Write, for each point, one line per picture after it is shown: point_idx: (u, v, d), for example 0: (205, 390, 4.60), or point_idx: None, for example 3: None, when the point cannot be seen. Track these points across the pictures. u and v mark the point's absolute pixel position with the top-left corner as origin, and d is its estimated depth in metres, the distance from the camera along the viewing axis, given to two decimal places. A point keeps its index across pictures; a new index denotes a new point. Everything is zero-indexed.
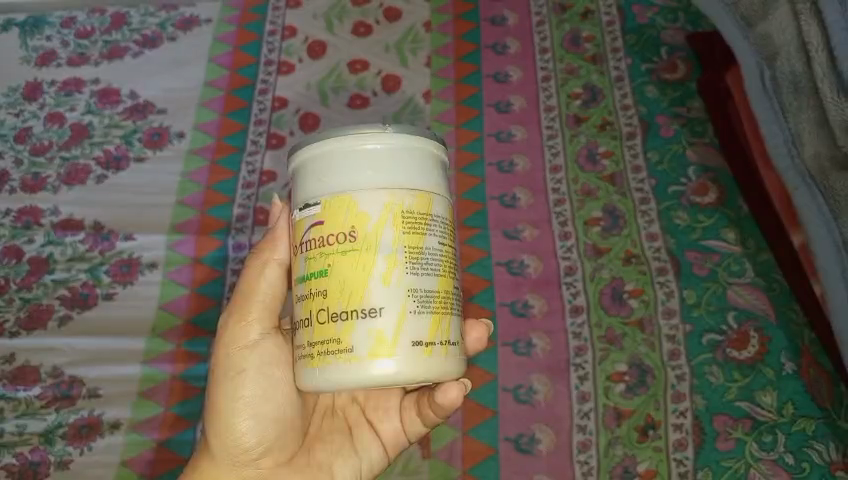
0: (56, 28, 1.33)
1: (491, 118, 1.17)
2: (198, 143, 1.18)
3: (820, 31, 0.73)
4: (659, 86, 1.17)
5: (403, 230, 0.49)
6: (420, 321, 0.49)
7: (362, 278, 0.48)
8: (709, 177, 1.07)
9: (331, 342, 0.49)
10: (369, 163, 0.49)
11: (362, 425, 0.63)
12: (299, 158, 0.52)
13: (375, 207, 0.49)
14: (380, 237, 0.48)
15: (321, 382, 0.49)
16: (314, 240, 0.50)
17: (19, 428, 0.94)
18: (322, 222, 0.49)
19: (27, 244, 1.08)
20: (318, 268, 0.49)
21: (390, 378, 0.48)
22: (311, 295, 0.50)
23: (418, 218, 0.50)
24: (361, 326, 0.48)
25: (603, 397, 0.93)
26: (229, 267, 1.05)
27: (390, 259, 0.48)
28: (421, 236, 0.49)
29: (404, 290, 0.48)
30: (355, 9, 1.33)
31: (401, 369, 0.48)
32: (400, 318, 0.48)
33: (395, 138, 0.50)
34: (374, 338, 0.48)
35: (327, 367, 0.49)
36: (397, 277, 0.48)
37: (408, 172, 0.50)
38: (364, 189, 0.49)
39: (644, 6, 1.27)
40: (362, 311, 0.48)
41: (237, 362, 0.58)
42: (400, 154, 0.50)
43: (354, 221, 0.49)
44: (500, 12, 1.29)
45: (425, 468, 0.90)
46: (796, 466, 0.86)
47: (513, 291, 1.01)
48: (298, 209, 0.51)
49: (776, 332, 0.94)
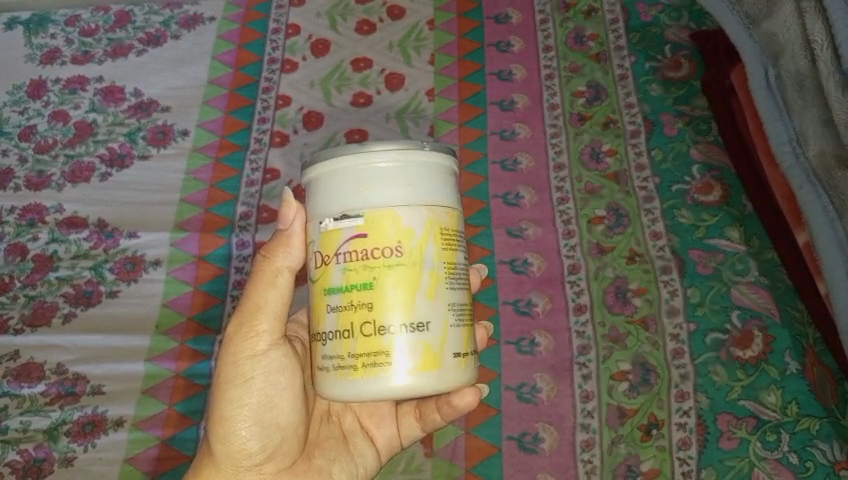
0: (60, 26, 1.33)
1: (495, 116, 1.17)
2: (201, 142, 1.18)
3: (825, 29, 0.72)
4: (663, 85, 1.17)
5: (443, 247, 0.50)
6: (459, 333, 0.51)
7: (408, 293, 0.49)
8: (713, 175, 1.07)
9: (376, 355, 0.49)
10: (409, 178, 0.50)
11: (357, 432, 0.65)
12: (332, 165, 0.50)
13: (419, 223, 0.49)
14: (425, 252, 0.50)
15: (365, 394, 0.49)
16: (354, 252, 0.49)
17: (23, 425, 0.94)
18: (364, 235, 0.49)
19: (31, 242, 1.08)
20: (358, 280, 0.49)
21: (436, 388, 0.50)
22: (351, 306, 0.49)
23: (452, 233, 0.51)
24: (409, 339, 0.49)
25: (606, 396, 0.93)
26: (233, 265, 1.05)
27: (433, 273, 0.50)
28: (455, 252, 0.51)
29: (446, 304, 0.50)
30: (359, 7, 1.33)
31: (444, 380, 0.50)
32: (445, 331, 0.50)
33: (430, 154, 0.51)
34: (423, 350, 0.49)
35: (373, 379, 0.49)
36: (440, 292, 0.50)
37: (442, 189, 0.51)
38: (408, 204, 0.49)
39: (648, 3, 1.26)
40: (410, 325, 0.49)
41: (244, 370, 0.57)
42: (434, 170, 0.51)
43: (400, 236, 0.49)
44: (504, 10, 1.29)
45: (428, 467, 0.90)
46: (801, 465, 0.86)
47: (516, 289, 1.01)
48: (333, 218, 0.50)
49: (780, 331, 0.94)
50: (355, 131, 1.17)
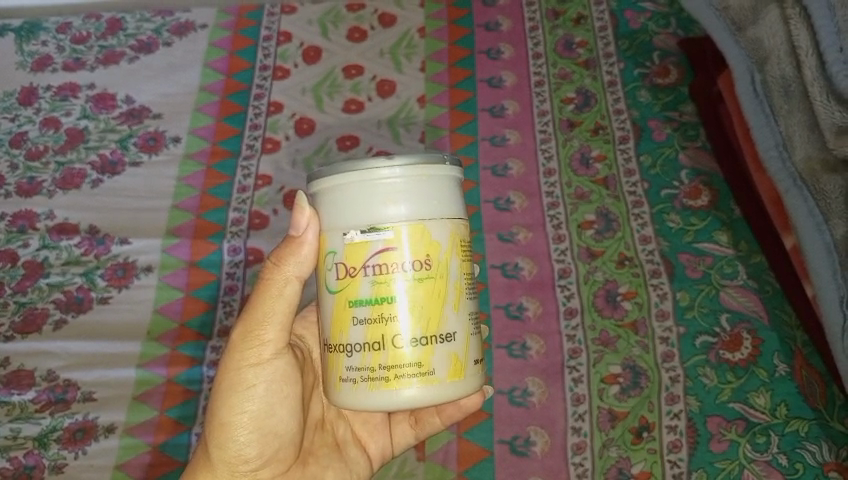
0: (51, 33, 1.33)
1: (485, 122, 1.18)
2: (193, 148, 1.18)
3: (810, 35, 0.73)
4: (652, 91, 1.18)
5: (463, 259, 0.52)
6: (477, 342, 0.53)
7: (438, 305, 0.50)
8: (702, 181, 1.08)
9: (408, 366, 0.50)
10: (434, 194, 0.51)
11: (350, 441, 0.66)
12: (353, 177, 0.50)
13: (445, 236, 0.51)
14: (450, 265, 0.51)
15: (397, 404, 0.50)
16: (382, 265, 0.49)
17: (14, 432, 0.94)
18: (393, 248, 0.49)
19: (22, 249, 1.08)
20: (388, 292, 0.50)
21: (463, 395, 0.51)
22: (380, 319, 0.50)
23: (468, 245, 0.53)
24: (439, 350, 0.50)
25: (597, 399, 0.94)
26: (225, 270, 1.05)
27: (457, 286, 0.52)
28: (472, 263, 0.53)
29: (467, 315, 0.52)
30: (350, 14, 1.33)
31: (471, 387, 0.52)
32: (468, 341, 0.52)
33: (451, 169, 0.52)
34: (451, 360, 0.51)
35: (405, 389, 0.50)
36: (463, 302, 0.52)
37: (459, 203, 0.53)
38: (435, 218, 0.50)
39: (636, 11, 1.28)
40: (439, 336, 0.50)
41: (247, 377, 0.57)
42: (453, 186, 0.52)
43: (428, 249, 0.50)
44: (493, 17, 1.30)
45: (421, 471, 0.91)
46: (790, 467, 0.87)
47: (507, 293, 1.02)
48: (359, 231, 0.50)
49: (768, 334, 0.95)
50: (346, 137, 1.18)
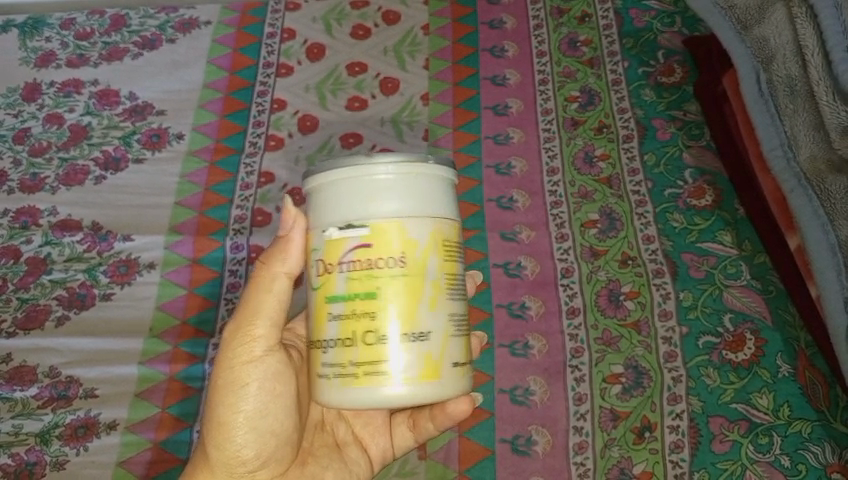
0: (55, 29, 1.33)
1: (489, 120, 1.18)
2: (196, 145, 1.18)
3: (817, 35, 0.73)
4: (656, 89, 1.17)
5: (445, 258, 0.51)
6: (458, 344, 0.52)
7: (412, 304, 0.50)
8: (706, 180, 1.07)
9: (379, 364, 0.49)
10: (419, 193, 0.50)
11: (350, 442, 0.66)
12: (338, 174, 0.50)
13: (423, 235, 0.50)
14: (428, 264, 0.50)
15: (366, 401, 0.49)
16: (358, 261, 0.49)
17: (16, 428, 0.94)
18: (368, 245, 0.49)
19: (25, 245, 1.08)
20: (362, 289, 0.49)
21: (436, 397, 0.50)
22: (352, 315, 0.50)
23: (453, 244, 0.52)
24: (411, 348, 0.50)
25: (600, 398, 0.93)
26: (227, 268, 1.05)
27: (435, 284, 0.51)
28: (456, 263, 0.52)
29: (446, 315, 0.51)
30: (354, 12, 1.33)
31: (444, 388, 0.51)
32: (445, 341, 0.51)
33: (440, 171, 0.52)
34: (424, 359, 0.50)
35: (374, 387, 0.49)
36: (441, 302, 0.51)
37: (447, 204, 0.52)
38: (416, 216, 0.50)
39: (642, 10, 1.27)
40: (412, 334, 0.50)
41: (241, 376, 0.57)
42: (442, 187, 0.52)
43: (404, 247, 0.49)
44: (498, 15, 1.30)
45: (422, 470, 0.91)
46: (793, 468, 0.86)
47: (510, 292, 1.02)
48: (338, 227, 0.50)
49: (772, 335, 0.94)
50: (350, 134, 1.17)
